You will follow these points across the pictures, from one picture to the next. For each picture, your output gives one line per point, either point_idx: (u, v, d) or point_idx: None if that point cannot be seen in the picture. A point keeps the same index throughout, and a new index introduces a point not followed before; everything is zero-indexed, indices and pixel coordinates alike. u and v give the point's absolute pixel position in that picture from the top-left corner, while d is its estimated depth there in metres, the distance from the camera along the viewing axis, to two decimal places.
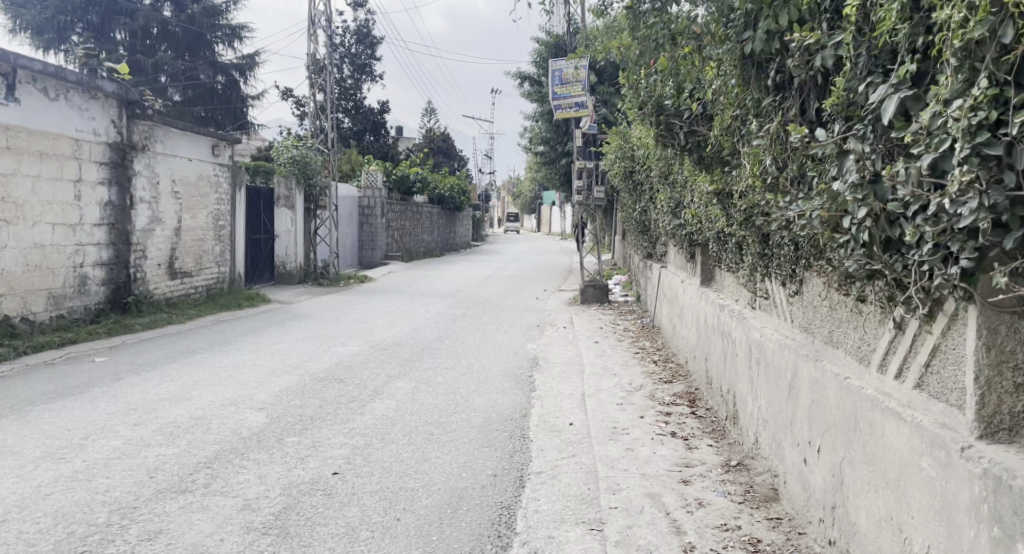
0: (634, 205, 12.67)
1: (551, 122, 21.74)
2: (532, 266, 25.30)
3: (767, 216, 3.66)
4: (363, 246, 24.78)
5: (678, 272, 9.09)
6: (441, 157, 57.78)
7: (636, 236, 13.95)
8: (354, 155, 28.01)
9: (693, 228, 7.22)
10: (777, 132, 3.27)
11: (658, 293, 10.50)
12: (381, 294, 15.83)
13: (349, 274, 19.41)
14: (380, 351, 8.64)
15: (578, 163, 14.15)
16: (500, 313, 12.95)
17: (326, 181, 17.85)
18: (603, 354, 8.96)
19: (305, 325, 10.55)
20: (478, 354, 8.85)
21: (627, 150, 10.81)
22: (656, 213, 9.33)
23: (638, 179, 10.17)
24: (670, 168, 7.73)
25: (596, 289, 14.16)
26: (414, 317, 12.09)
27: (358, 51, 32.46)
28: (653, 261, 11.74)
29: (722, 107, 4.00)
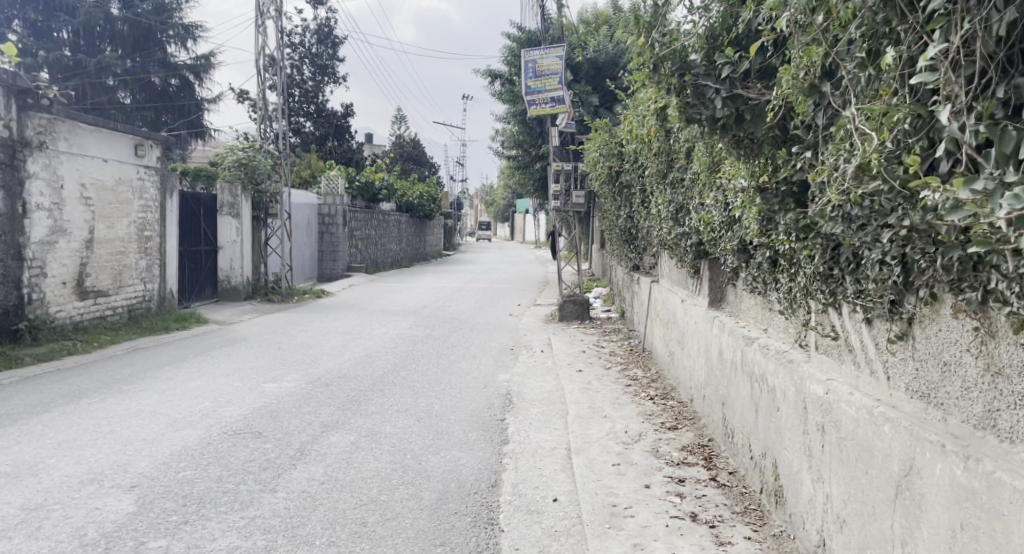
0: (619, 211, 11.27)
1: (524, 123, 20.36)
2: (506, 278, 23.85)
3: (896, 214, 2.41)
4: (323, 257, 23.18)
5: (675, 290, 7.71)
6: (410, 164, 56.23)
7: (619, 247, 12.57)
8: (314, 160, 26.39)
9: (701, 237, 5.83)
10: (945, 82, 2.13)
11: (650, 312, 9.12)
12: (336, 312, 14.28)
13: (305, 288, 17.81)
14: (319, 389, 7.14)
15: (554, 164, 12.75)
16: (468, 333, 11.49)
17: (277, 186, 16.28)
18: (589, 388, 7.54)
19: (237, 354, 8.99)
20: (437, 389, 7.40)
21: (613, 147, 9.41)
22: (648, 219, 7.92)
23: (625, 178, 8.78)
24: (673, 162, 6.33)
25: (575, 304, 12.77)
26: (369, 340, 10.58)
27: (320, 51, 30.86)
28: (641, 274, 10.37)
29: (816, 48, 2.76)
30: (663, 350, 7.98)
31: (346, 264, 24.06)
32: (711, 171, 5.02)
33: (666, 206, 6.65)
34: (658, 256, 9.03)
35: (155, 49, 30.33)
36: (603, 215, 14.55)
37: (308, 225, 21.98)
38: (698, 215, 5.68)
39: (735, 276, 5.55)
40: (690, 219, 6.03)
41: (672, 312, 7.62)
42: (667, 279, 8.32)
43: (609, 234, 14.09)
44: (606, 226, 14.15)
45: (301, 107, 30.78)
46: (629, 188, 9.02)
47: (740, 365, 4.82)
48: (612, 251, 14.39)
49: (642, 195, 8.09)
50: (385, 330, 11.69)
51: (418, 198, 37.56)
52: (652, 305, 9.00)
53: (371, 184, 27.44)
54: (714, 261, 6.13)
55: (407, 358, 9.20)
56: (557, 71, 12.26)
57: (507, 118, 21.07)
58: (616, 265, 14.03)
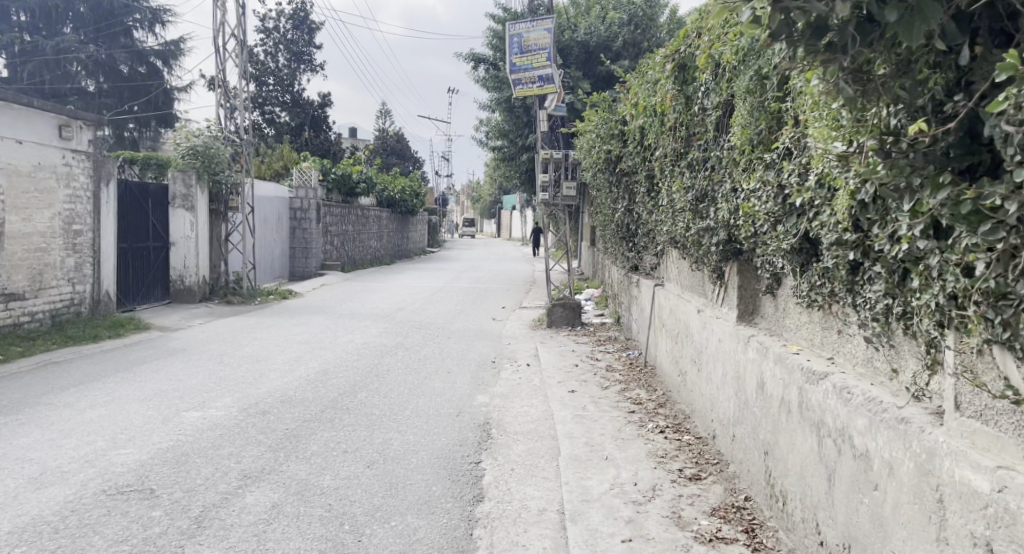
0: (616, 203, 9.93)
1: (509, 111, 19.06)
2: (491, 278, 22.50)
3: None
4: (294, 253, 21.84)
5: (689, 298, 6.41)
6: (393, 159, 54.99)
7: (615, 244, 11.25)
8: (287, 151, 25.02)
9: (735, 233, 4.52)
10: None
11: (654, 321, 7.85)
12: (300, 316, 12.91)
13: (271, 288, 16.42)
14: (252, 418, 5.80)
15: (543, 152, 11.41)
16: (444, 341, 10.20)
17: (237, 176, 14.91)
18: (583, 415, 6.26)
19: (168, 369, 7.65)
20: (399, 418, 6.09)
21: (612, 127, 8.07)
22: (655, 212, 6.61)
23: (628, 164, 7.46)
24: (696, 137, 4.99)
25: (566, 308, 11.48)
26: (328, 351, 9.24)
27: (295, 38, 29.71)
28: (642, 276, 9.10)
29: None
30: (674, 369, 6.67)
31: (320, 261, 22.72)
32: (768, 139, 3.69)
33: (683, 192, 5.32)
34: (665, 256, 7.72)
35: (119, 34, 29.85)
36: (596, 210, 13.26)
37: (275, 219, 20.65)
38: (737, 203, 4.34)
39: (783, 285, 4.25)
40: (718, 212, 4.68)
41: (685, 325, 6.33)
42: (677, 283, 7.03)
43: (604, 231, 12.79)
44: (600, 223, 12.86)
45: (276, 96, 29.42)
46: (630, 176, 7.69)
47: (798, 410, 3.50)
48: (606, 247, 13.09)
49: (649, 181, 6.76)
50: (348, 337, 10.37)
51: (400, 193, 36.14)
52: (658, 312, 7.72)
53: (348, 176, 26.05)
54: (748, 265, 4.84)
55: (370, 374, 7.88)
56: (545, 46, 10.93)
57: (491, 106, 19.70)
58: (610, 263, 12.73)
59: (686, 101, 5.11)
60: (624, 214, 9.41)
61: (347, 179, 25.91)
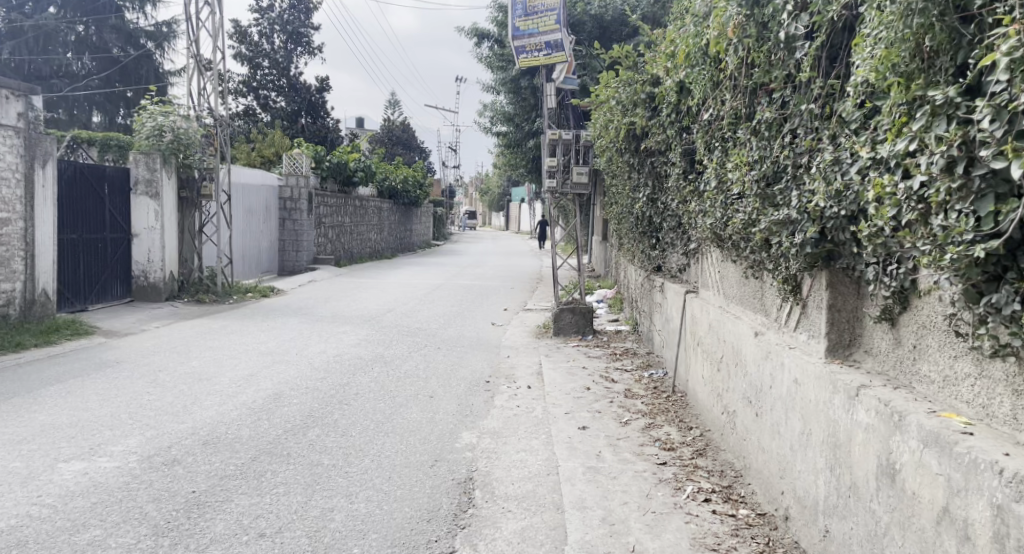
0: (635, 191, 8.38)
1: (514, 93, 17.55)
2: (496, 274, 20.97)
3: None
4: (284, 246, 20.47)
5: (740, 314, 4.89)
6: (398, 148, 53.66)
7: (634, 241, 9.75)
8: (280, 137, 23.58)
9: (835, 226, 3.00)
10: None
11: (686, 336, 6.37)
12: (275, 318, 11.46)
13: (251, 285, 14.98)
14: (153, 474, 4.32)
15: (550, 132, 9.87)
16: (431, 352, 8.72)
17: (211, 161, 13.51)
18: (599, 466, 4.75)
19: (81, 390, 6.20)
20: (353, 471, 4.60)
21: (634, 94, 6.52)
22: (694, 199, 5.05)
23: (659, 139, 5.91)
24: (773, 86, 3.48)
25: (576, 314, 9.97)
26: (292, 364, 7.77)
27: (291, 19, 28.32)
28: (671, 279, 7.60)
29: None
30: (717, 404, 5.16)
31: (312, 255, 21.33)
32: (940, 64, 2.23)
33: (743, 168, 3.76)
34: (701, 256, 6.20)
35: (109, 15, 29.06)
36: (611, 202, 11.75)
37: (262, 210, 19.27)
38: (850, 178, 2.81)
39: (917, 312, 2.72)
40: (807, 195, 3.15)
41: (733, 348, 4.83)
42: (719, 291, 5.53)
43: (620, 226, 11.27)
44: (616, 218, 11.36)
45: (271, 79, 28.03)
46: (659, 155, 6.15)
47: (996, 546, 1.96)
48: (622, 243, 11.61)
49: (690, 156, 5.20)
50: (321, 346, 8.91)
51: (402, 183, 34.67)
52: (692, 326, 6.21)
53: (345, 165, 24.56)
54: (844, 275, 3.30)
55: (333, 400, 6.41)
56: (552, 7, 9.41)
57: (496, 88, 18.21)
58: (626, 261, 11.23)
59: (763, 32, 3.56)
60: (646, 205, 7.87)
61: (344, 168, 24.48)
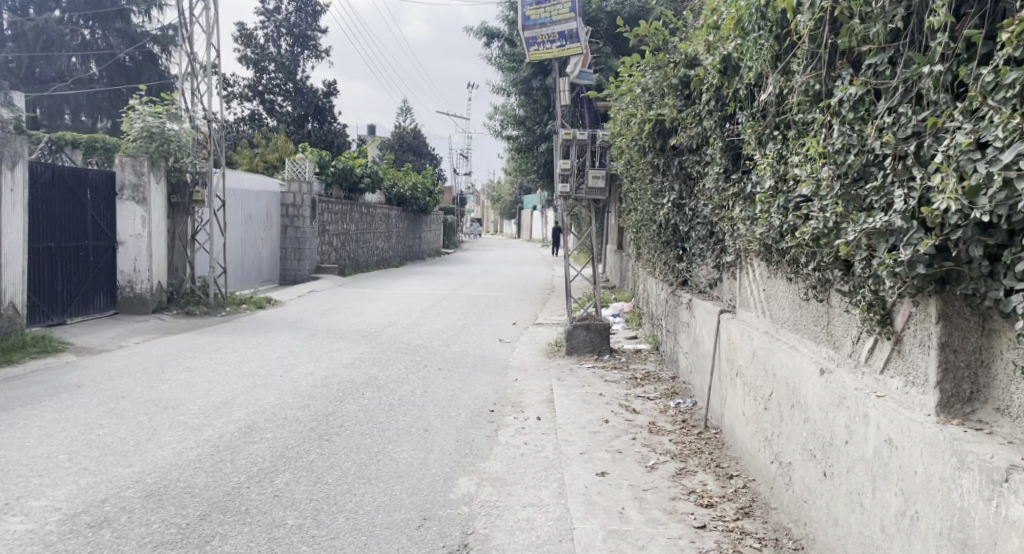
0: (660, 196, 7.56)
1: (525, 96, 16.77)
2: (506, 284, 20.15)
3: None
4: (286, 255, 19.77)
5: (797, 344, 4.03)
6: (409, 155, 53.11)
7: (656, 252, 8.90)
8: (284, 142, 22.91)
9: (964, 240, 2.18)
10: None
11: (723, 364, 5.50)
12: (267, 333, 10.68)
13: (247, 295, 14.23)
14: (72, 542, 3.50)
15: (563, 132, 9.03)
16: (431, 375, 7.89)
17: (203, 165, 12.77)
18: (623, 529, 3.88)
19: (25, 422, 5.41)
20: (322, 534, 3.76)
21: (663, 83, 5.73)
22: (739, 202, 4.22)
23: (696, 131, 5.10)
24: (868, 48, 2.67)
25: (590, 331, 9.11)
26: (274, 389, 6.96)
27: (298, 21, 27.69)
28: (703, 296, 6.79)
29: None
30: (766, 451, 4.28)
31: (315, 264, 20.61)
32: None
33: (819, 160, 2.93)
34: (740, 270, 5.37)
35: (115, 18, 28.62)
36: (630, 209, 10.92)
37: (263, 217, 18.57)
38: (1005, 170, 1.99)
39: None
40: (918, 195, 2.33)
41: (787, 385, 3.96)
42: (766, 314, 4.66)
43: (639, 235, 10.42)
44: (636, 226, 10.51)
45: (277, 84, 27.41)
46: (694, 152, 5.34)
47: None
48: (642, 254, 10.76)
49: (736, 151, 4.38)
50: (310, 367, 8.10)
51: (412, 190, 33.96)
52: (728, 354, 5.34)
53: (351, 171, 23.84)
54: (964, 309, 2.41)
55: (312, 435, 5.57)
56: None
57: (505, 89, 17.44)
58: (646, 273, 10.38)
59: None
60: (673, 210, 7.05)
61: (350, 174, 23.76)
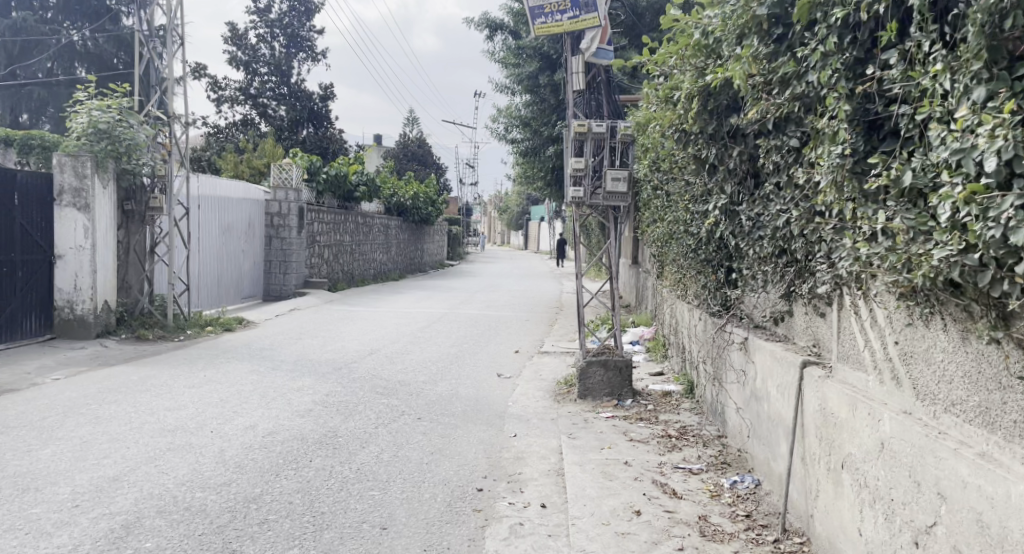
0: (701, 197, 6.03)
1: (532, 95, 15.22)
2: (511, 301, 18.51)
3: None
4: (270, 268, 18.36)
5: (994, 453, 2.41)
6: (413, 164, 51.65)
7: (690, 269, 7.30)
8: (271, 146, 21.43)
9: None
10: None
11: (813, 442, 3.85)
12: (222, 363, 9.02)
13: (214, 316, 12.57)
14: None
15: (576, 124, 7.31)
16: (404, 431, 6.20)
17: (162, 166, 11.16)
18: None
19: None
20: None
21: (734, 30, 4.19)
22: (889, 196, 2.88)
23: (798, 101, 3.71)
24: None
25: (608, 371, 7.39)
26: (194, 453, 5.28)
27: (290, 21, 26.26)
28: (769, 338, 5.12)
29: None
30: None
31: (303, 278, 19.02)
32: None
33: None
34: (837, 308, 3.88)
35: (99, 17, 27.16)
36: (654, 219, 9.29)
37: (244, 227, 17.04)
38: None
39: None
40: None
41: (981, 530, 2.32)
42: (902, 383, 3.04)
43: (666, 248, 8.79)
44: (662, 240, 8.89)
45: (270, 87, 25.94)
46: (786, 119, 3.90)
47: None
48: (668, 269, 9.12)
49: (883, 117, 3.11)
50: (255, 416, 6.42)
51: (413, 200, 32.37)
52: (824, 430, 3.68)
53: (345, 179, 22.25)
54: None
55: (216, 540, 3.87)
56: None
57: (509, 88, 15.90)
58: (674, 295, 8.72)
59: None
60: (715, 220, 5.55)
61: (344, 182, 22.17)
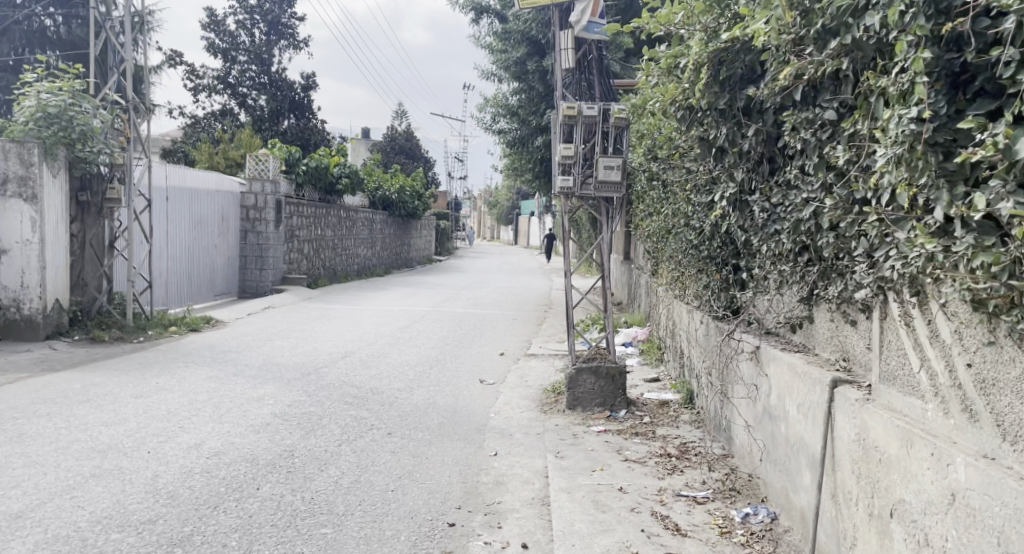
0: (705, 185, 5.40)
1: (519, 82, 14.52)
2: (498, 298, 17.84)
3: None
4: (246, 264, 17.80)
5: None
6: (401, 158, 50.82)
7: (690, 265, 6.65)
8: (248, 137, 20.80)
9: None
10: None
11: (847, 477, 3.18)
12: (180, 368, 8.30)
13: (180, 315, 11.83)
14: None
15: (565, 106, 6.64)
16: (371, 450, 5.52)
17: (121, 155, 10.40)
18: None
19: None
20: None
21: None
22: (993, 172, 2.31)
23: (845, 59, 3.11)
24: None
25: (600, 379, 6.70)
26: (122, 481, 4.58)
27: (270, 9, 25.40)
28: (786, 346, 4.46)
29: None
30: None
31: (281, 274, 18.59)
32: None
33: None
34: (879, 318, 3.18)
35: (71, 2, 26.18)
36: (650, 212, 8.61)
37: (216, 219, 16.48)
38: None
39: None
40: None
41: None
42: (982, 417, 2.41)
43: (663, 243, 8.11)
44: (659, 235, 8.20)
45: (250, 76, 25.31)
46: (832, 84, 3.29)
47: None
48: (664, 266, 8.44)
49: (976, 71, 2.56)
50: (203, 433, 5.73)
51: (399, 194, 31.60)
52: (864, 466, 3.02)
53: (326, 171, 21.58)
54: None
55: None
56: None
57: (495, 75, 15.19)
58: (671, 295, 8.04)
59: None
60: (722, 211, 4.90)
61: (325, 174, 21.51)
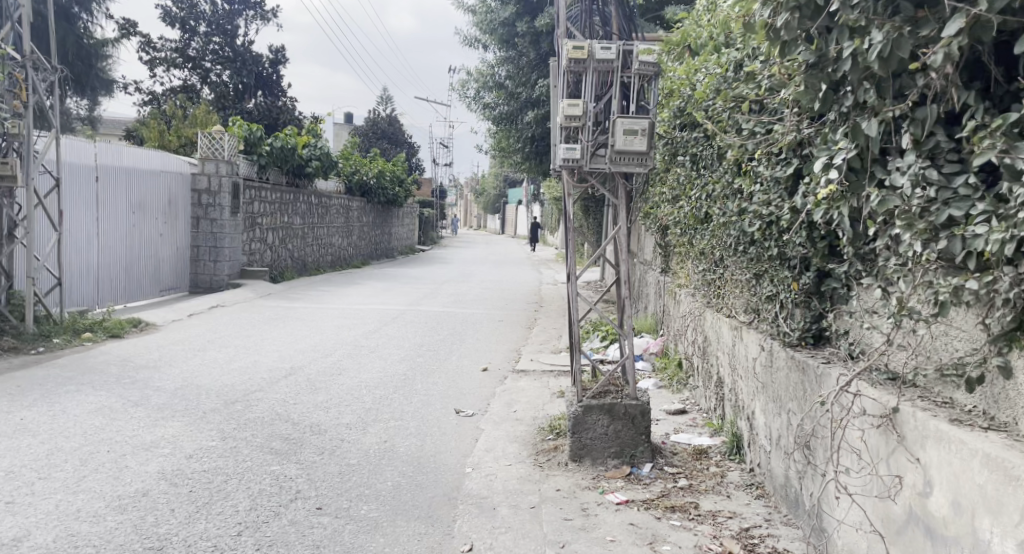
0: (785, 154, 3.74)
1: (508, 46, 12.77)
2: (483, 294, 16.02)
3: None
4: (199, 255, 16.17)
5: None
6: (385, 143, 48.92)
7: (740, 264, 4.89)
8: (206, 114, 19.11)
9: None
10: None
11: None
12: (67, 395, 6.43)
13: (102, 320, 9.94)
14: None
15: (571, 46, 4.80)
16: (285, 543, 3.71)
17: (16, 123, 8.49)
18: None
19: None
20: None
21: None
22: None
23: None
24: None
25: (616, 421, 4.93)
26: None
27: None
28: (962, 413, 2.62)
29: None
30: None
31: (239, 265, 16.92)
32: None
33: None
34: None
35: None
36: (674, 194, 6.81)
37: (161, 204, 14.86)
38: None
39: None
40: None
41: None
42: None
43: (691, 233, 6.32)
44: (685, 223, 6.41)
45: (213, 48, 24.57)
46: None
47: None
48: (691, 264, 6.65)
49: None
50: (37, 515, 3.88)
51: (378, 179, 29.64)
52: None
53: (293, 151, 19.97)
54: None
55: None
56: None
57: (480, 39, 13.39)
58: (701, 303, 6.24)
59: None
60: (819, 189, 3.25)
61: (292, 156, 19.86)
